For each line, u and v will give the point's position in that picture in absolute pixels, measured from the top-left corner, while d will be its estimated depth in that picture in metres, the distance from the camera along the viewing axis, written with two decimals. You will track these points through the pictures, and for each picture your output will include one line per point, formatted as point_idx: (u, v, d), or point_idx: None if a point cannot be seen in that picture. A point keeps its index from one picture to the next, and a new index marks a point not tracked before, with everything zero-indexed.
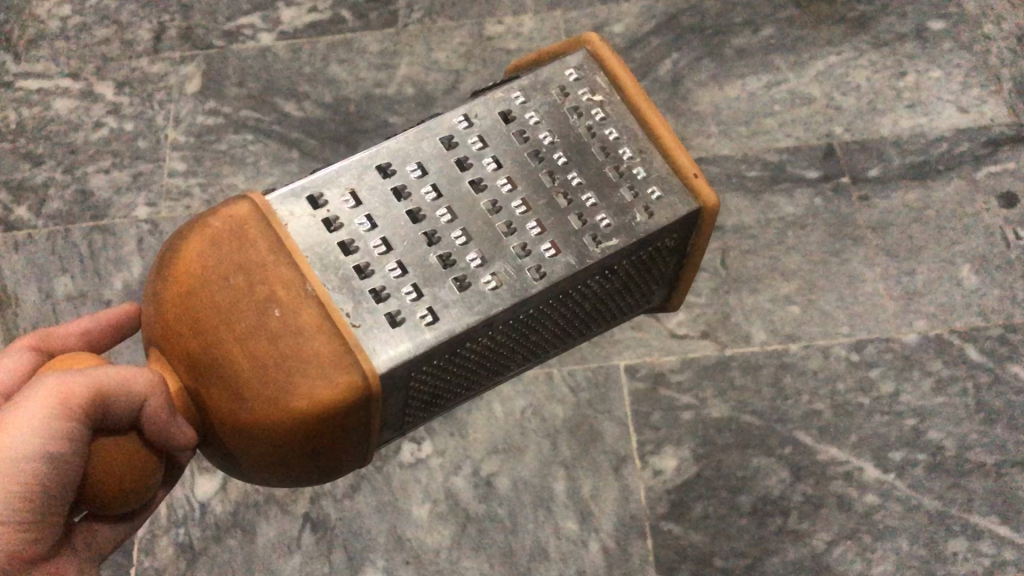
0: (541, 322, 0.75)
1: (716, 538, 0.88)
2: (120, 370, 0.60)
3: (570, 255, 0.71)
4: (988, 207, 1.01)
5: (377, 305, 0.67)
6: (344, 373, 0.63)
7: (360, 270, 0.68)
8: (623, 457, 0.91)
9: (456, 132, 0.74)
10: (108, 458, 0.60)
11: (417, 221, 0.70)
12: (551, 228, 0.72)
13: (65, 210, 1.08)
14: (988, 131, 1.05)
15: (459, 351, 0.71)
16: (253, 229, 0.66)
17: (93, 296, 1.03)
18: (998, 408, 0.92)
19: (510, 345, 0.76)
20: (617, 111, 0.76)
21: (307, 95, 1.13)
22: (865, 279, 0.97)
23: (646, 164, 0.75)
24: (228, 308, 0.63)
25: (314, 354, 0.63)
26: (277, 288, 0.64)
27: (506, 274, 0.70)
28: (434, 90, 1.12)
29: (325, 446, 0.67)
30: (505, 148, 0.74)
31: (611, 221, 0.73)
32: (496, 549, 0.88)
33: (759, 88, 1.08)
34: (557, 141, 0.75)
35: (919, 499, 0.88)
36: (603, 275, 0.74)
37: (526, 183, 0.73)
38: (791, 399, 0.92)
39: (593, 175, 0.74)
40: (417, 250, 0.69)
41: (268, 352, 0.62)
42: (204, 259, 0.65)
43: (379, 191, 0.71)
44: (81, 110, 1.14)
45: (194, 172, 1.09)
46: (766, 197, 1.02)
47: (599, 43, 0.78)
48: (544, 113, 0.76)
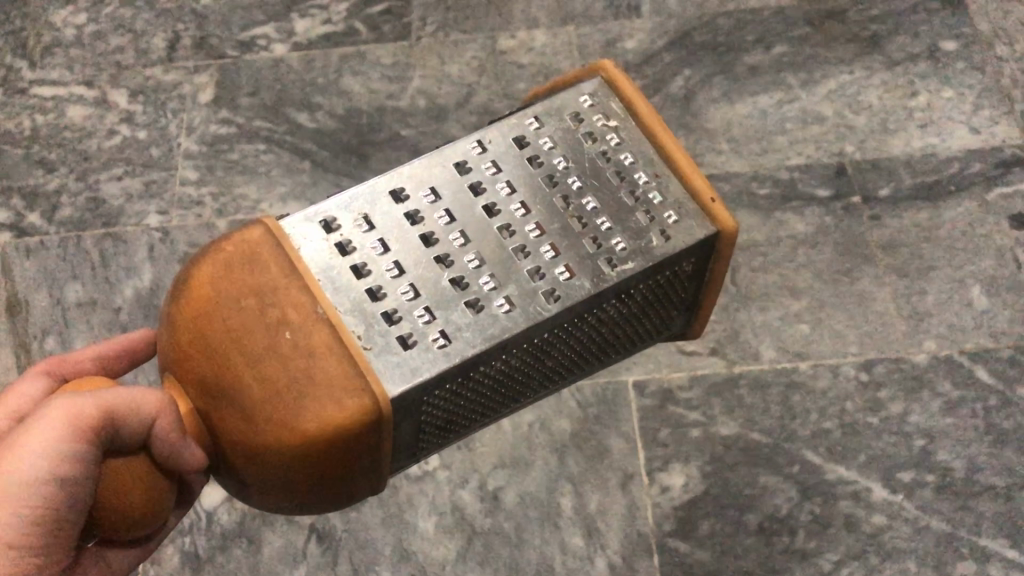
0: (557, 346, 0.73)
1: (723, 556, 0.88)
2: (131, 392, 0.60)
3: (585, 278, 0.69)
4: (999, 227, 1.00)
5: (388, 329, 0.66)
6: (353, 397, 0.62)
7: (373, 293, 0.67)
8: (630, 474, 0.91)
9: (470, 157, 0.73)
10: (118, 480, 0.59)
11: (430, 245, 0.69)
12: (567, 251, 0.70)
13: (77, 216, 1.08)
14: (999, 152, 1.04)
15: (473, 377, 0.69)
16: (264, 252, 0.66)
17: (103, 303, 1.03)
18: (1008, 430, 0.91)
19: (524, 372, 0.74)
20: (632, 135, 0.75)
21: (320, 106, 1.13)
22: (875, 297, 0.97)
23: (663, 189, 0.73)
24: (237, 332, 0.63)
25: (323, 377, 0.62)
26: (287, 310, 0.64)
27: (520, 298, 0.68)
28: (447, 103, 1.13)
29: (335, 472, 0.66)
30: (520, 173, 0.73)
31: (628, 245, 0.71)
32: (502, 563, 0.88)
33: (771, 105, 1.09)
34: (571, 166, 0.73)
35: (928, 520, 0.88)
36: (620, 299, 0.72)
37: (542, 207, 0.72)
38: (799, 418, 0.92)
39: (610, 199, 0.72)
40: (429, 274, 0.68)
41: (277, 375, 0.62)
42: (214, 283, 0.65)
43: (391, 214, 0.70)
44: (95, 117, 1.14)
45: (207, 181, 1.09)
46: (777, 214, 1.02)
47: (614, 71, 0.77)
48: (558, 138, 0.74)
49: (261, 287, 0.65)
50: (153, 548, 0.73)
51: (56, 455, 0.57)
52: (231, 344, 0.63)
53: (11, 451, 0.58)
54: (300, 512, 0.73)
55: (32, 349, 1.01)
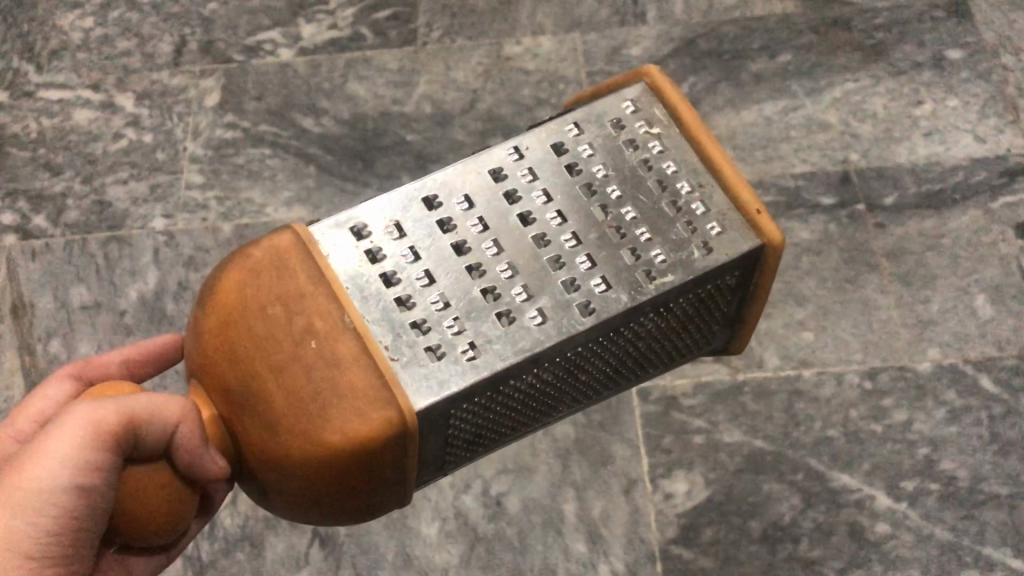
0: (591, 360, 0.72)
1: (726, 564, 0.87)
2: (154, 398, 0.60)
3: (622, 291, 0.69)
4: (1004, 236, 1.00)
5: (416, 340, 0.65)
6: (380, 409, 0.61)
7: (402, 302, 0.67)
8: (634, 480, 0.91)
9: (506, 164, 0.73)
10: (139, 486, 0.59)
11: (462, 254, 0.69)
12: (602, 262, 0.69)
13: (83, 219, 1.08)
14: (1004, 161, 1.04)
15: (505, 388, 0.68)
16: (294, 259, 0.66)
17: (107, 305, 1.03)
18: (1013, 439, 0.91)
19: (557, 384, 0.73)
20: (675, 144, 0.74)
21: (326, 111, 1.13)
22: (879, 305, 0.97)
23: (707, 200, 0.72)
24: (265, 340, 0.63)
25: (350, 389, 0.62)
26: (315, 319, 0.63)
27: (553, 310, 0.68)
28: (452, 109, 1.13)
29: (360, 487, 0.66)
30: (556, 181, 0.72)
31: (667, 257, 0.70)
32: (505, 569, 0.88)
33: (776, 113, 1.09)
34: (610, 174, 0.73)
35: (931, 529, 0.88)
36: (658, 313, 0.71)
37: (576, 216, 0.71)
38: (803, 426, 0.92)
39: (648, 209, 0.71)
40: (461, 283, 0.68)
41: (303, 387, 0.62)
42: (243, 289, 0.65)
43: (423, 222, 0.70)
44: (101, 120, 1.15)
45: (212, 185, 1.10)
46: (782, 222, 1.02)
47: (659, 78, 0.76)
48: (598, 145, 0.74)
49: (290, 295, 0.65)
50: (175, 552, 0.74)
51: (75, 465, 0.58)
52: (257, 352, 0.63)
53: (31, 459, 0.60)
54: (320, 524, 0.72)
55: (37, 351, 1.01)
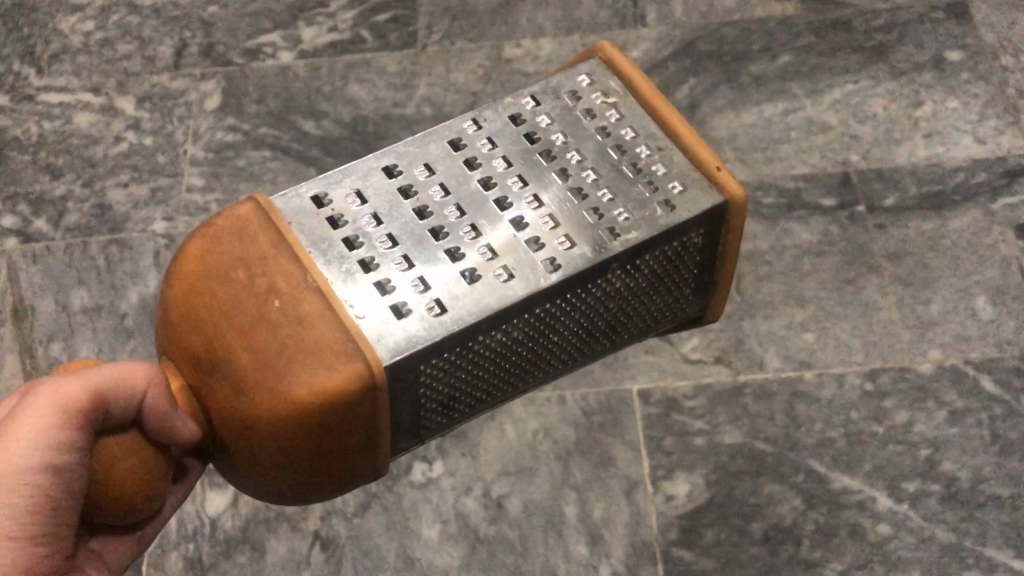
0: (564, 320, 0.73)
1: (727, 566, 0.87)
2: (120, 370, 0.62)
3: (586, 246, 0.70)
4: (1005, 237, 1.00)
5: (381, 297, 0.66)
6: (345, 361, 0.62)
7: (365, 263, 0.68)
8: (635, 482, 0.91)
9: (465, 135, 0.75)
10: (112, 459, 0.61)
11: (424, 217, 0.70)
12: (565, 221, 0.71)
13: (84, 222, 1.08)
14: (1004, 163, 1.04)
15: (475, 347, 0.69)
16: (254, 224, 0.67)
17: (108, 308, 1.03)
18: (1015, 440, 0.91)
19: (529, 348, 0.73)
20: (630, 109, 0.77)
21: (326, 114, 1.14)
22: (880, 307, 0.97)
23: (666, 161, 0.74)
24: (230, 299, 0.64)
25: (314, 343, 0.62)
26: (277, 279, 0.65)
27: (520, 267, 0.69)
28: (452, 111, 1.13)
29: (331, 447, 0.66)
30: (515, 148, 0.75)
31: (630, 216, 0.71)
32: (506, 571, 0.88)
33: (776, 114, 1.09)
34: (569, 141, 0.75)
35: (933, 530, 0.87)
36: (625, 271, 0.72)
37: (538, 180, 0.73)
38: (804, 427, 0.92)
39: (611, 172, 0.73)
40: (424, 244, 0.69)
41: (267, 342, 0.63)
42: (204, 256, 0.67)
43: (385, 191, 0.72)
44: (101, 124, 1.15)
45: (213, 188, 1.10)
46: (782, 223, 1.02)
47: (614, 52, 0.80)
48: (555, 116, 0.76)
49: (249, 258, 0.66)
50: (149, 539, 0.75)
51: (49, 436, 0.59)
52: (223, 311, 0.64)
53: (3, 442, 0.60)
54: (289, 498, 0.72)
55: (38, 354, 1.01)
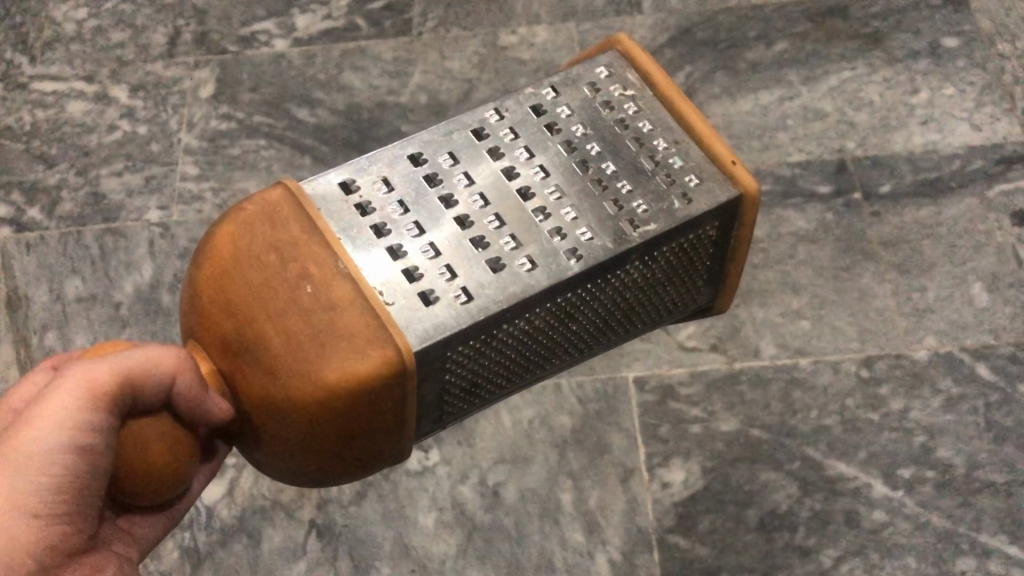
0: (581, 309, 0.76)
1: (722, 553, 0.87)
2: (146, 353, 0.63)
3: (606, 238, 0.73)
4: (1001, 224, 1.00)
5: (412, 285, 0.70)
6: (376, 347, 0.65)
7: (394, 251, 0.71)
8: (631, 469, 0.91)
9: (489, 125, 0.78)
10: (142, 439, 0.62)
11: (451, 206, 0.74)
12: (587, 213, 0.74)
13: (78, 212, 1.08)
14: (1000, 150, 1.04)
15: (501, 333, 0.72)
16: (285, 209, 0.70)
17: (103, 298, 1.03)
18: (1009, 427, 0.91)
19: (549, 334, 0.77)
20: (649, 104, 0.80)
21: (321, 102, 1.13)
22: (876, 294, 0.97)
23: (683, 155, 0.78)
24: (262, 285, 0.67)
25: (348, 328, 0.66)
26: (310, 265, 0.68)
27: (542, 257, 0.72)
28: (447, 99, 1.13)
29: (359, 430, 0.69)
30: (535, 138, 0.78)
31: (648, 207, 0.75)
32: (502, 558, 0.88)
33: (772, 102, 1.09)
34: (589, 133, 0.78)
35: (928, 517, 0.87)
36: (643, 263, 0.76)
37: (559, 171, 0.76)
38: (800, 414, 0.92)
39: (628, 164, 0.77)
40: (451, 233, 0.72)
41: (301, 327, 0.65)
42: (237, 241, 0.69)
43: (411, 179, 0.75)
44: (95, 112, 1.14)
45: (207, 176, 1.09)
46: (778, 211, 1.02)
47: (632, 46, 0.83)
48: (576, 107, 0.79)
49: (282, 243, 0.69)
50: (178, 519, 0.76)
51: (77, 417, 0.60)
52: (254, 299, 0.66)
53: (27, 422, 0.61)
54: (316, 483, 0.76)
55: (33, 343, 1.01)
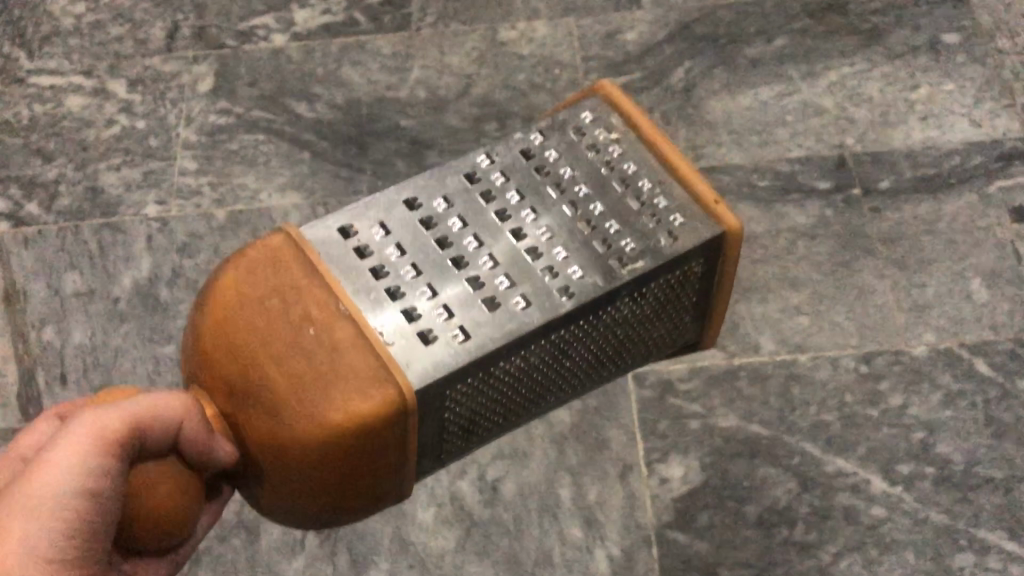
0: (573, 349, 0.76)
1: (721, 548, 0.87)
2: (150, 399, 0.63)
3: (597, 276, 0.73)
4: (1000, 220, 1.00)
5: (410, 325, 0.69)
6: (377, 387, 0.65)
7: (392, 291, 0.71)
8: (630, 465, 0.90)
9: (479, 169, 0.78)
10: (150, 483, 0.62)
11: (445, 247, 0.74)
12: (578, 252, 0.74)
13: (76, 206, 1.08)
14: (1000, 145, 1.04)
15: (497, 371, 0.72)
16: (286, 256, 0.70)
17: (101, 292, 1.03)
18: (1008, 423, 0.91)
19: (543, 372, 0.77)
20: (634, 147, 0.79)
21: (319, 96, 1.13)
22: (875, 290, 0.97)
23: (668, 194, 0.77)
24: (264, 330, 0.67)
25: (350, 369, 0.66)
26: (312, 308, 0.68)
27: (535, 295, 0.72)
28: (447, 94, 1.12)
29: (359, 469, 0.69)
30: (525, 182, 0.77)
31: (637, 245, 0.74)
32: (501, 554, 0.88)
33: (771, 97, 1.09)
34: (577, 175, 0.78)
35: (927, 513, 0.87)
36: (633, 299, 0.75)
37: (550, 213, 0.76)
38: (799, 410, 0.92)
39: (616, 205, 0.76)
40: (446, 274, 0.72)
41: (302, 369, 0.66)
42: (237, 288, 0.69)
43: (408, 222, 0.75)
44: (93, 107, 1.14)
45: (206, 171, 1.09)
46: (777, 206, 1.02)
47: (616, 93, 0.82)
48: (563, 150, 0.79)
49: (284, 287, 0.69)
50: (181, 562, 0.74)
51: (88, 462, 0.58)
52: (257, 343, 0.67)
53: (33, 474, 0.58)
54: (315, 523, 0.76)
55: (30, 338, 1.01)
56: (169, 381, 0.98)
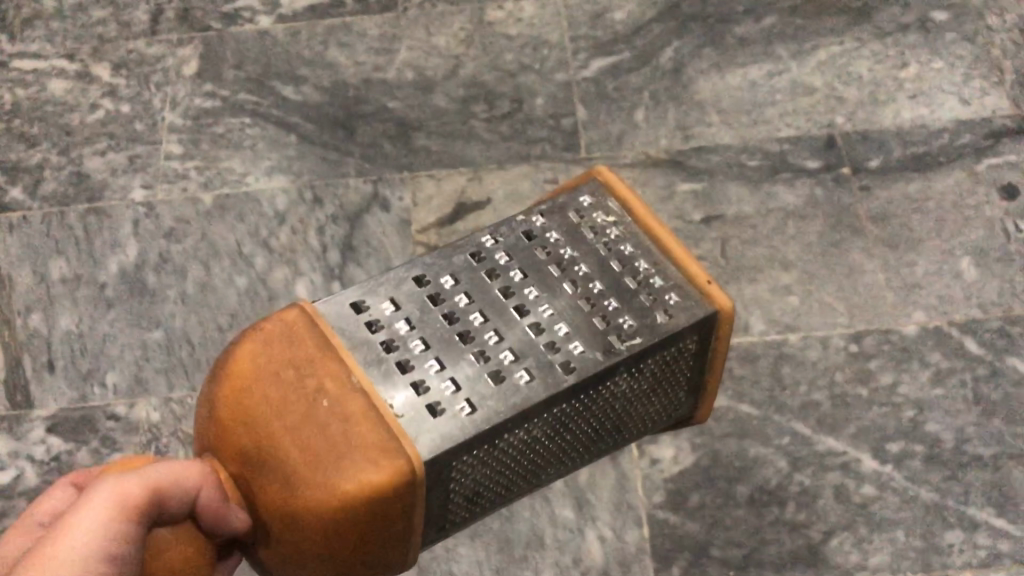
0: (572, 421, 0.73)
1: (712, 529, 0.87)
2: (173, 466, 0.61)
3: (596, 349, 0.70)
4: (989, 198, 1.00)
5: (417, 399, 0.67)
6: (388, 459, 0.63)
7: (402, 364, 0.68)
8: (620, 446, 0.91)
9: (484, 248, 0.75)
10: (161, 548, 0.60)
11: (451, 323, 0.71)
12: (579, 329, 0.71)
13: (60, 191, 1.07)
14: (989, 123, 1.04)
15: (499, 444, 0.69)
16: (302, 328, 0.68)
17: (87, 278, 1.02)
18: (997, 400, 0.91)
19: (544, 445, 0.73)
20: (630, 230, 0.76)
21: (306, 79, 1.12)
22: (865, 269, 0.97)
23: (662, 274, 0.74)
24: (277, 404, 0.65)
25: (362, 440, 0.63)
26: (324, 379, 0.66)
27: (540, 368, 0.69)
28: (434, 75, 1.12)
29: (368, 542, 0.66)
30: (528, 259, 0.75)
31: (633, 322, 0.72)
32: (492, 536, 0.88)
33: (760, 77, 1.09)
34: (577, 255, 0.75)
35: (917, 491, 0.87)
36: (631, 374, 0.72)
37: (550, 289, 0.73)
38: (789, 390, 0.92)
39: (613, 282, 0.74)
40: (452, 349, 0.69)
41: (317, 442, 0.63)
42: (254, 359, 0.67)
43: (415, 296, 0.72)
44: (77, 91, 1.13)
45: (192, 155, 1.08)
46: (767, 186, 1.02)
47: (614, 180, 0.79)
48: (563, 232, 0.76)
49: (298, 360, 0.67)
50: None
51: (109, 528, 0.56)
52: (270, 414, 0.64)
53: (56, 536, 0.56)
54: None
55: (16, 324, 1.00)
56: (156, 366, 0.97)
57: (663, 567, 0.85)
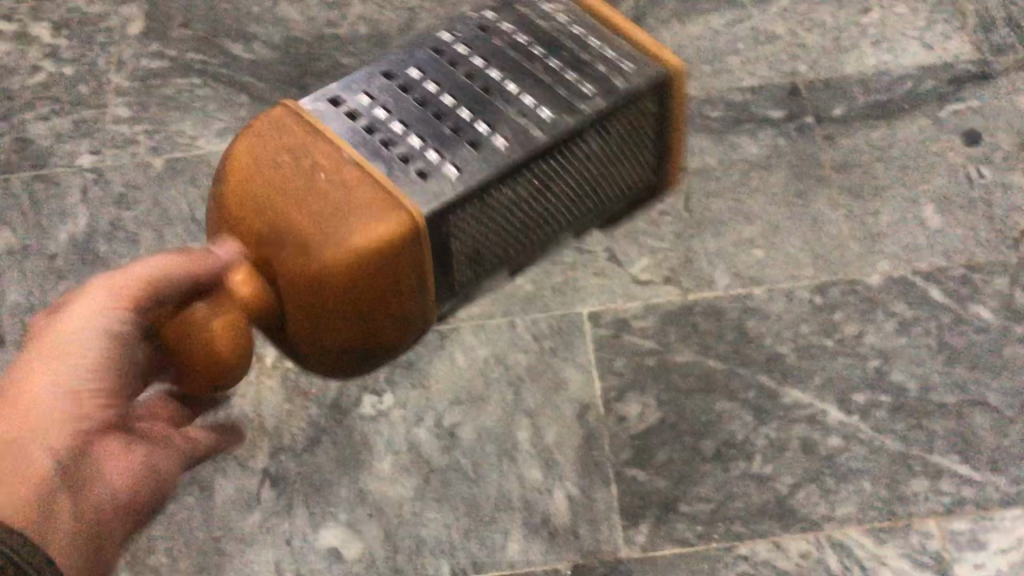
0: (559, 175, 0.65)
1: (680, 484, 0.87)
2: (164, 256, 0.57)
3: (574, 100, 0.64)
4: (952, 144, 0.99)
5: (388, 155, 0.59)
6: (392, 213, 0.56)
7: (386, 143, 0.60)
8: (587, 405, 0.90)
9: (442, 41, 0.67)
10: (195, 330, 0.56)
11: (423, 105, 0.63)
12: (543, 79, 0.65)
13: (4, 159, 1.03)
14: (952, 69, 1.03)
15: (491, 194, 0.61)
16: (297, 125, 0.60)
17: (36, 249, 0.98)
18: (960, 347, 0.91)
19: (529, 212, 0.65)
20: (583, 19, 0.68)
21: (256, 37, 1.09)
22: (829, 219, 0.96)
23: (611, 45, 0.67)
24: (274, 182, 0.58)
25: (361, 194, 0.57)
26: (317, 158, 0.58)
27: (508, 118, 0.63)
28: (389, 30, 1.09)
29: (382, 309, 0.59)
30: (489, 47, 0.67)
31: (594, 88, 0.64)
32: (460, 499, 0.87)
33: (722, 26, 1.07)
34: (533, 37, 0.67)
35: (882, 441, 0.87)
36: (601, 129, 0.65)
37: (513, 71, 0.65)
38: (754, 343, 0.91)
39: (569, 57, 0.66)
40: (431, 126, 0.62)
41: (322, 205, 0.56)
42: (249, 152, 0.59)
43: (388, 87, 0.64)
44: (18, 54, 1.09)
45: (140, 118, 1.05)
46: (729, 137, 1.00)
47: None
48: (518, 25, 0.68)
49: (291, 143, 0.59)
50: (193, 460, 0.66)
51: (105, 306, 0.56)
52: (273, 188, 0.57)
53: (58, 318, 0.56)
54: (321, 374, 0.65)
55: None
56: None
57: (631, 524, 0.85)
